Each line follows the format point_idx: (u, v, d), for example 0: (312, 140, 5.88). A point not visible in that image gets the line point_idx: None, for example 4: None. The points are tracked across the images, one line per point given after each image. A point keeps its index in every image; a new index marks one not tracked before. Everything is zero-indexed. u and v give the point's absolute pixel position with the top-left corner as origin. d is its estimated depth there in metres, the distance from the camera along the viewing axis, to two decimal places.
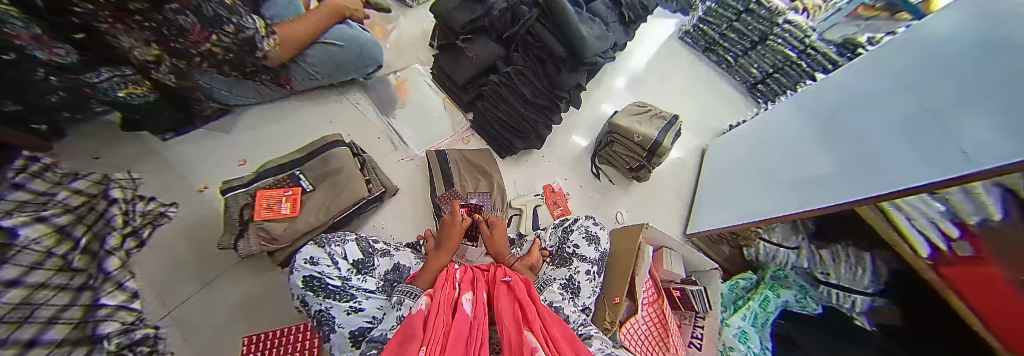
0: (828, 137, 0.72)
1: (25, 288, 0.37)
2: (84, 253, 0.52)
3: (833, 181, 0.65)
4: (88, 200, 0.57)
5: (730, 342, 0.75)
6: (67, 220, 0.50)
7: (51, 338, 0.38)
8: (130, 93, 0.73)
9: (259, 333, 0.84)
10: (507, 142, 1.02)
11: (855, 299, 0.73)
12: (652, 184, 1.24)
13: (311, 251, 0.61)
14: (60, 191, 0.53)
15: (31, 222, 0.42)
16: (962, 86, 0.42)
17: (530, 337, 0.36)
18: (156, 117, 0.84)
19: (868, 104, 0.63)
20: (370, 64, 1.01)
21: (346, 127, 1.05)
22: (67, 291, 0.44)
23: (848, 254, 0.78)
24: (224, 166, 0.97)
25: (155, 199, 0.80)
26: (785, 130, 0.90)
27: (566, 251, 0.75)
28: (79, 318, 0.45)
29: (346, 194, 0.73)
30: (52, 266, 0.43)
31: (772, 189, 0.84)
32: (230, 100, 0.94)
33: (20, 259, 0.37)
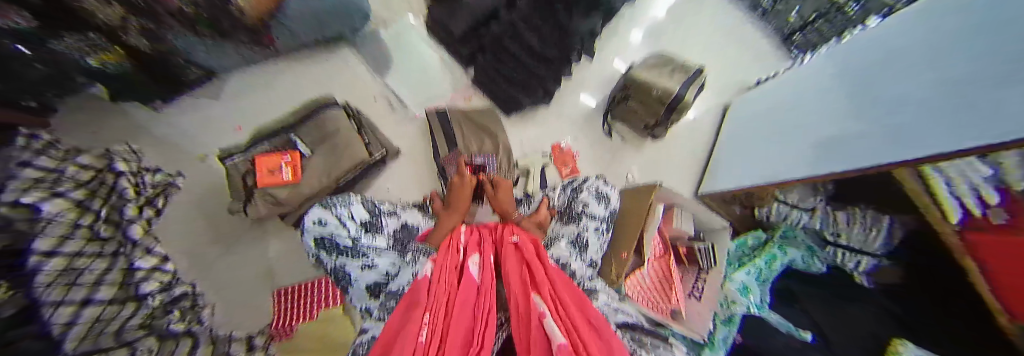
0: (851, 96, 0.64)
1: (64, 256, 0.45)
2: (108, 223, 0.58)
3: (857, 149, 0.60)
4: (96, 174, 0.60)
5: (732, 296, 0.83)
6: (83, 195, 0.55)
7: (101, 298, 0.49)
8: (102, 61, 0.68)
9: (287, 286, 0.91)
10: (513, 99, 0.95)
11: (860, 260, 0.65)
12: (666, 145, 1.17)
13: (320, 212, 0.62)
14: (67, 167, 0.55)
15: (50, 197, 0.47)
16: (981, 64, 0.35)
17: (538, 301, 0.36)
18: (130, 86, 0.78)
19: (893, 69, 0.54)
20: (358, 15, 0.87)
21: (340, 85, 0.98)
22: (104, 258, 0.54)
23: (865, 216, 0.66)
24: (222, 130, 0.95)
25: (161, 171, 0.81)
26: (810, 86, 0.80)
27: (575, 210, 0.73)
28: (120, 279, 0.55)
29: (347, 156, 0.71)
30: (83, 236, 0.50)
31: (799, 156, 0.78)
32: (213, 67, 0.86)
33: (50, 232, 0.45)
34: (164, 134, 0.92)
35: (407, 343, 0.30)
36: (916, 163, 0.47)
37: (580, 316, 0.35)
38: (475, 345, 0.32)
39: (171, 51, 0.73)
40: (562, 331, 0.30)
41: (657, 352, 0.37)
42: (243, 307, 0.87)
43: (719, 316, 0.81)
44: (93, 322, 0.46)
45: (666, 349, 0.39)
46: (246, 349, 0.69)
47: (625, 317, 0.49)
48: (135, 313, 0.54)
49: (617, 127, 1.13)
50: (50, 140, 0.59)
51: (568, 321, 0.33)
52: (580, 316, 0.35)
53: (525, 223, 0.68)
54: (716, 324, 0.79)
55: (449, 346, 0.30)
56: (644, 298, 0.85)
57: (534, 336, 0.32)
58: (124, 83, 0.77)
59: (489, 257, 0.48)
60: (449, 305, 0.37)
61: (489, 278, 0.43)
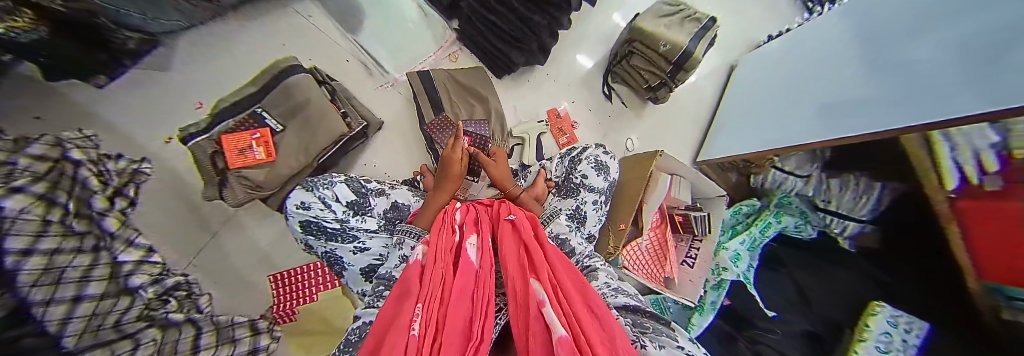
0: (864, 58, 0.58)
1: (42, 255, 0.42)
2: (80, 217, 0.53)
3: (859, 112, 0.56)
4: (54, 165, 0.53)
5: (724, 264, 0.79)
6: (46, 188, 0.48)
7: (92, 293, 0.47)
8: (10, 29, 0.46)
9: (284, 270, 0.87)
10: (505, 58, 0.83)
11: (847, 224, 0.71)
12: (666, 108, 1.12)
13: (302, 196, 0.59)
14: (19, 159, 0.48)
15: (9, 193, 0.42)
16: (1017, 8, 0.30)
17: (536, 287, 0.31)
18: (61, 59, 0.58)
19: (913, 31, 0.49)
20: None
21: (304, 48, 0.85)
22: (85, 253, 0.50)
23: (859, 184, 0.72)
24: (166, 101, 0.80)
25: (125, 156, 0.72)
26: (826, 48, 0.73)
27: (574, 182, 0.71)
28: (108, 274, 0.53)
29: (323, 130, 0.65)
30: (57, 232, 0.46)
31: (793, 121, 0.75)
32: (152, 27, 0.69)
33: (21, 229, 0.40)
34: (107, 109, 0.76)
35: (398, 337, 0.25)
36: (927, 129, 0.43)
37: (582, 305, 0.30)
38: (469, 338, 0.27)
39: (98, 7, 0.54)
40: (563, 320, 0.25)
41: (659, 339, 0.37)
42: (244, 292, 0.84)
43: (709, 281, 0.82)
44: (89, 317, 0.45)
45: (670, 335, 0.40)
46: (252, 333, 0.71)
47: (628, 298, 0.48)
48: (131, 306, 0.54)
49: (618, 89, 1.06)
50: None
51: (569, 309, 0.28)
52: (581, 304, 0.31)
53: (526, 198, 0.66)
54: (707, 290, 0.80)
55: (444, 339, 0.25)
56: (637, 268, 0.81)
57: (532, 327, 0.26)
58: (47, 54, 0.56)
59: (488, 239, 0.44)
60: (443, 291, 0.34)
61: (488, 260, 0.39)
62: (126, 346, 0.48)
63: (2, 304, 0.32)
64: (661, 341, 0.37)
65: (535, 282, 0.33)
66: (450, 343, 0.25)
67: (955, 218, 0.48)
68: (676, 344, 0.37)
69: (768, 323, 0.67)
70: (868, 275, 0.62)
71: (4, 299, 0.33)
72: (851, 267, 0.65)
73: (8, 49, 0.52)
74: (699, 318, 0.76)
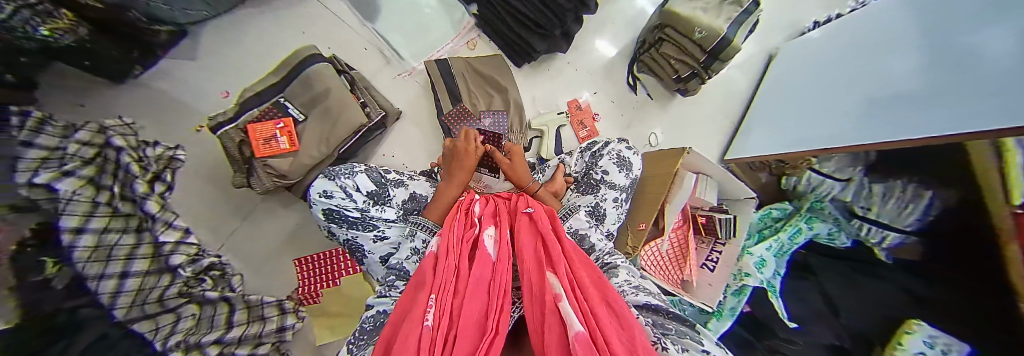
0: (923, 45, 0.52)
1: (92, 234, 0.45)
2: (125, 200, 0.57)
3: (908, 109, 0.51)
4: (98, 151, 0.56)
5: (747, 269, 0.75)
6: (92, 172, 0.52)
7: (137, 270, 0.51)
8: (54, 30, 0.48)
9: (308, 255, 0.89)
10: (526, 46, 0.79)
11: (887, 235, 0.67)
12: (694, 101, 1.06)
13: (323, 184, 0.59)
14: (69, 145, 0.51)
15: (61, 176, 0.45)
16: None
17: (552, 280, 0.31)
18: (102, 60, 0.62)
19: (971, 21, 0.43)
20: None
21: (323, 36, 0.84)
22: (130, 233, 0.54)
23: (907, 189, 0.66)
24: (190, 89, 0.81)
25: (161, 143, 0.73)
26: (879, 36, 0.66)
27: (594, 178, 0.68)
28: (150, 253, 0.57)
29: (343, 120, 0.64)
30: (106, 213, 0.50)
31: (833, 118, 0.70)
32: (179, 18, 0.69)
33: (73, 210, 0.44)
34: (140, 97, 0.78)
35: (413, 327, 0.26)
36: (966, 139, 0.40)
37: (598, 300, 0.30)
38: (484, 329, 0.27)
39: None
40: (579, 316, 0.24)
41: (681, 342, 0.35)
42: (269, 273, 0.88)
43: (729, 287, 0.78)
44: (136, 292, 0.48)
45: (693, 337, 0.37)
46: (279, 313, 0.76)
47: (649, 295, 0.46)
48: (172, 283, 0.58)
49: (644, 79, 1.01)
50: (44, 116, 0.52)
51: (586, 305, 0.27)
52: (598, 299, 0.30)
53: (541, 192, 0.63)
54: (726, 296, 0.77)
55: (459, 332, 0.25)
56: (655, 269, 0.79)
57: (548, 322, 0.25)
58: (92, 57, 0.60)
59: (506, 230, 0.43)
60: (459, 283, 0.34)
61: (504, 250, 0.38)
62: (169, 319, 0.52)
63: (61, 278, 0.36)
64: (682, 343, 0.35)
65: (551, 276, 0.32)
66: (464, 334, 0.25)
67: None
68: (700, 348, 0.34)
69: (789, 334, 0.63)
70: (911, 291, 0.56)
71: (61, 272, 0.36)
72: (891, 280, 0.60)
73: (53, 56, 0.56)
74: (716, 323, 0.74)
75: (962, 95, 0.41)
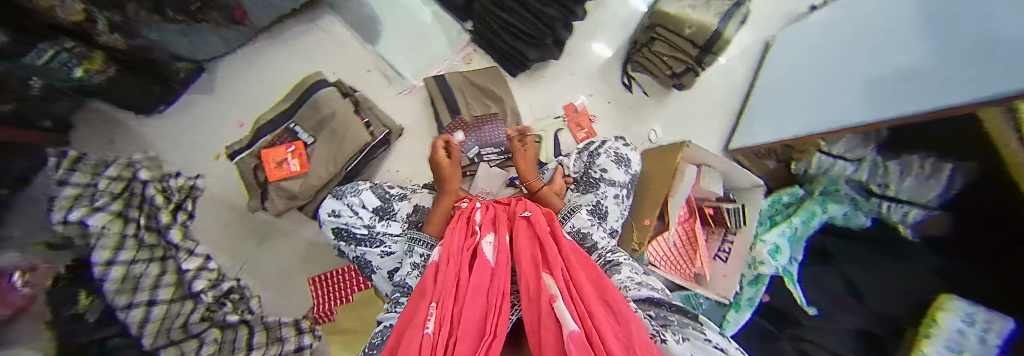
0: (922, 12, 0.51)
1: (121, 265, 0.47)
2: (150, 230, 0.60)
3: (920, 84, 0.50)
4: (126, 185, 0.61)
5: (762, 257, 0.75)
6: (121, 206, 0.56)
7: (162, 297, 0.53)
8: (86, 70, 0.55)
9: (321, 273, 0.91)
10: (519, 56, 0.81)
11: (910, 211, 0.63)
12: (692, 94, 1.06)
13: (332, 204, 0.63)
14: (100, 181, 0.56)
15: (93, 212, 0.49)
16: None
17: (549, 282, 0.31)
18: (129, 95, 0.67)
19: None
20: None
21: (326, 61, 0.88)
22: (156, 262, 0.57)
23: (926, 164, 0.61)
24: (207, 122, 0.86)
25: (183, 173, 0.77)
26: (875, 7, 0.65)
27: (592, 176, 0.69)
28: (174, 280, 0.59)
29: (349, 140, 0.67)
30: (132, 245, 0.52)
31: (849, 101, 0.67)
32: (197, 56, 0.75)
33: (103, 243, 0.47)
34: (158, 131, 0.82)
35: (414, 335, 0.26)
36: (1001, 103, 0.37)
37: (595, 299, 0.30)
38: (483, 332, 0.27)
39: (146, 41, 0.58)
40: (575, 317, 0.25)
41: (683, 332, 0.34)
42: (286, 298, 0.89)
43: (746, 277, 0.80)
44: (162, 319, 0.51)
45: (696, 327, 0.36)
46: (296, 333, 0.76)
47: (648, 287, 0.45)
48: (194, 309, 0.60)
49: (639, 78, 1.02)
50: (78, 155, 0.57)
51: (582, 305, 0.28)
52: (596, 298, 0.30)
53: (547, 193, 0.63)
54: (744, 286, 0.78)
55: (458, 337, 0.26)
56: (665, 264, 0.76)
57: (545, 322, 0.26)
58: (116, 93, 0.64)
59: (504, 236, 0.44)
60: (459, 290, 0.35)
61: (502, 256, 0.39)
62: (192, 345, 0.54)
63: (93, 310, 0.38)
64: (684, 333, 0.34)
65: (548, 277, 0.33)
66: (463, 337, 0.25)
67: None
68: (704, 338, 0.33)
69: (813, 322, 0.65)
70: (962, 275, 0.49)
71: (93, 304, 0.39)
72: (939, 263, 0.53)
73: (79, 91, 0.60)
74: (735, 315, 0.77)
75: (975, 63, 0.40)
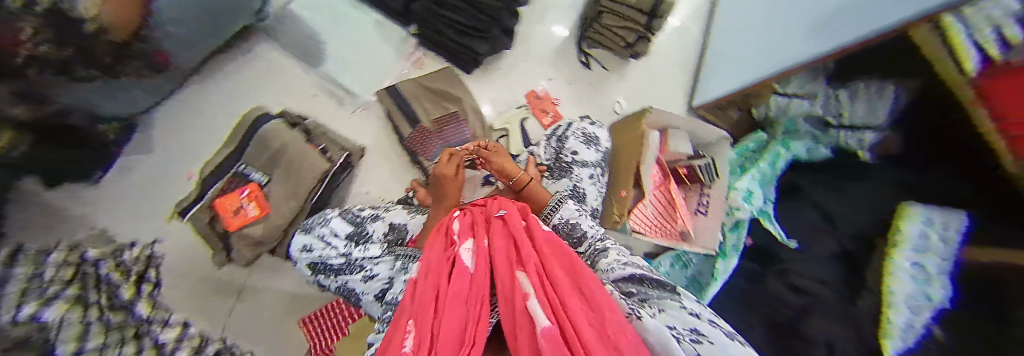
0: None
1: None
2: (114, 309, 0.56)
3: (860, 9, 0.52)
4: (76, 269, 0.55)
5: (736, 204, 0.83)
6: (77, 290, 0.51)
7: None
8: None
9: (312, 312, 0.87)
10: (469, 52, 0.78)
11: (865, 135, 0.66)
12: (650, 60, 1.07)
13: (302, 239, 0.60)
14: (46, 269, 0.50)
15: (47, 303, 0.44)
16: None
17: (524, 280, 0.30)
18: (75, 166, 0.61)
19: None
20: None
21: (270, 93, 0.83)
22: (128, 343, 0.52)
23: (869, 87, 0.63)
24: (151, 182, 0.78)
25: (137, 241, 0.73)
26: None
27: (565, 160, 0.68)
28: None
29: (306, 170, 0.64)
30: (99, 329, 0.49)
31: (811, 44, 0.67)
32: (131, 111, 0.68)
33: (65, 335, 0.42)
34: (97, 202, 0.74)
35: None
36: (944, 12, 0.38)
37: (571, 289, 0.29)
38: (462, 340, 0.26)
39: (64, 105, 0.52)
40: (546, 309, 0.24)
41: (660, 304, 0.34)
42: (279, 347, 0.84)
43: (728, 224, 0.87)
44: None
45: (674, 298, 0.35)
46: None
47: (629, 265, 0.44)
48: None
49: (596, 53, 1.01)
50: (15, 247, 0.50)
51: (556, 297, 0.27)
52: (572, 287, 0.29)
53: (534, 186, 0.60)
54: (728, 233, 0.86)
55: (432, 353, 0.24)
56: (650, 230, 0.77)
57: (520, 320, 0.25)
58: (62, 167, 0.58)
59: (482, 240, 0.43)
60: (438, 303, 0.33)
61: (480, 260, 0.38)
62: None
63: None
64: (661, 305, 0.34)
65: (523, 276, 0.32)
66: (444, 343, 0.23)
67: (980, 97, 0.42)
68: (679, 306, 0.32)
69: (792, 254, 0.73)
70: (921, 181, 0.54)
71: None
72: (903, 177, 0.58)
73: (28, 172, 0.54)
74: (723, 263, 0.83)
75: None
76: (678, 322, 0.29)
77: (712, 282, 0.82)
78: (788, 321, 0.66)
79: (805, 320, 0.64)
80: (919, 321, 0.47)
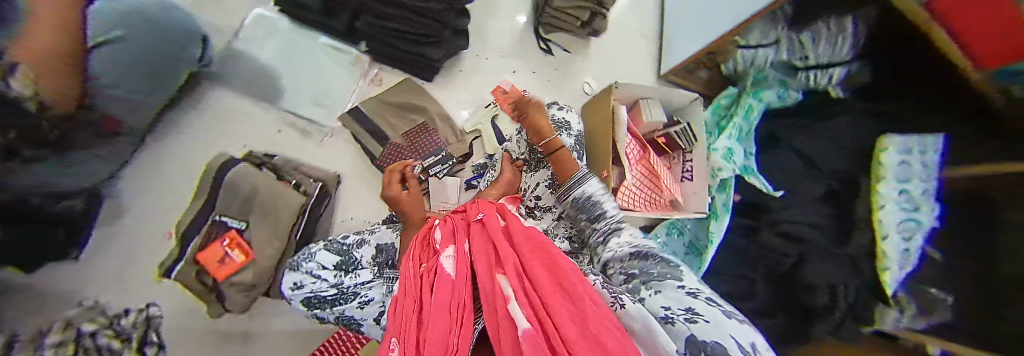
0: None
1: None
2: None
3: None
4: (75, 345, 0.54)
5: (717, 165, 0.77)
6: None
7: None
8: None
9: (319, 344, 0.87)
10: (423, 59, 0.77)
11: (833, 73, 0.66)
12: (611, 35, 1.06)
13: (292, 277, 0.59)
14: (44, 351, 0.49)
15: None
16: None
17: (503, 282, 0.29)
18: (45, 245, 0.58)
19: None
20: (184, 43, 0.68)
21: (234, 137, 0.82)
22: None
23: (829, 26, 0.62)
24: (133, 249, 0.76)
25: (130, 308, 0.71)
26: None
27: (539, 152, 0.70)
28: None
29: (283, 208, 0.64)
30: None
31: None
32: (95, 180, 0.65)
33: None
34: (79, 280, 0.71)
35: None
36: None
37: (550, 282, 0.27)
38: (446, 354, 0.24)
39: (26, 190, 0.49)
40: (525, 307, 0.22)
41: (658, 285, 0.34)
42: None
43: (714, 186, 0.82)
44: None
45: (675, 276, 0.35)
46: None
47: (634, 245, 0.44)
48: None
49: (555, 38, 1.00)
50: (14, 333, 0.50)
51: (535, 293, 0.25)
52: (550, 281, 0.28)
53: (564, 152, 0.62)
54: (715, 195, 0.82)
55: None
56: (637, 204, 0.77)
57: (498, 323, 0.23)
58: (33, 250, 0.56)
59: (462, 245, 0.42)
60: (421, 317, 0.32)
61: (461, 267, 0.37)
62: None
63: None
64: (659, 285, 0.34)
65: (503, 277, 0.30)
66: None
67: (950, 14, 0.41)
68: (676, 286, 0.33)
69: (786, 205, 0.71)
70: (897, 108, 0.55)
71: None
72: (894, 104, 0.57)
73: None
74: (716, 225, 0.79)
75: None
76: (673, 302, 0.30)
77: (709, 247, 0.79)
78: (790, 269, 0.67)
79: (805, 265, 0.64)
80: (913, 246, 0.50)
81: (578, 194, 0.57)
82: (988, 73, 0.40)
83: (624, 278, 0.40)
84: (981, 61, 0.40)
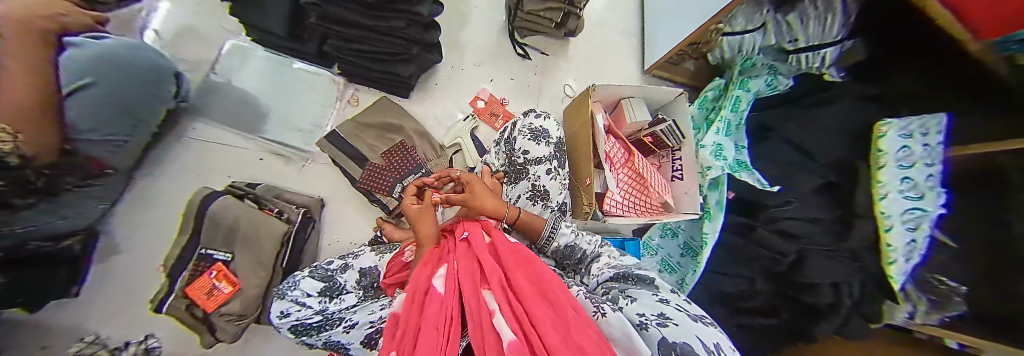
0: None
1: None
2: None
3: None
4: None
5: (706, 162, 0.78)
6: None
7: None
8: None
9: None
10: (395, 76, 0.77)
11: (824, 55, 0.63)
12: (589, 34, 1.05)
13: (280, 305, 0.58)
14: None
15: None
16: None
17: (487, 296, 0.26)
18: (36, 289, 0.59)
19: None
20: (149, 78, 0.67)
21: (220, 168, 0.83)
22: None
23: (817, 6, 0.59)
24: (128, 283, 0.78)
25: (131, 341, 0.75)
26: None
27: (519, 162, 0.66)
28: None
29: (265, 235, 0.64)
30: None
31: None
32: (87, 220, 0.67)
33: None
34: (79, 316, 0.73)
35: None
36: None
37: (532, 291, 0.25)
38: None
39: (19, 238, 0.51)
40: (511, 323, 0.20)
41: (633, 294, 0.33)
42: None
43: (704, 183, 0.81)
44: None
45: (648, 289, 0.34)
46: None
47: (613, 267, 0.43)
48: None
49: (531, 42, 0.99)
50: None
51: (518, 305, 0.23)
52: (531, 289, 0.26)
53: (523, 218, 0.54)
54: (707, 192, 0.80)
55: None
56: (623, 209, 0.75)
57: (483, 339, 0.21)
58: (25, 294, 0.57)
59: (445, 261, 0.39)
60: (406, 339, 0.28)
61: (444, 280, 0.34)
62: None
63: None
64: (636, 295, 0.32)
65: (487, 292, 0.28)
66: None
67: None
68: (652, 296, 0.31)
69: (778, 200, 0.67)
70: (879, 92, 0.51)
71: None
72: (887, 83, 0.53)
73: None
74: (710, 225, 0.77)
75: None
76: (648, 308, 0.28)
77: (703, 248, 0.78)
78: (787, 269, 0.63)
79: (805, 262, 0.59)
80: (919, 235, 0.45)
81: (556, 247, 0.53)
82: (988, 44, 0.36)
83: (602, 290, 0.38)
84: (983, 35, 0.36)
